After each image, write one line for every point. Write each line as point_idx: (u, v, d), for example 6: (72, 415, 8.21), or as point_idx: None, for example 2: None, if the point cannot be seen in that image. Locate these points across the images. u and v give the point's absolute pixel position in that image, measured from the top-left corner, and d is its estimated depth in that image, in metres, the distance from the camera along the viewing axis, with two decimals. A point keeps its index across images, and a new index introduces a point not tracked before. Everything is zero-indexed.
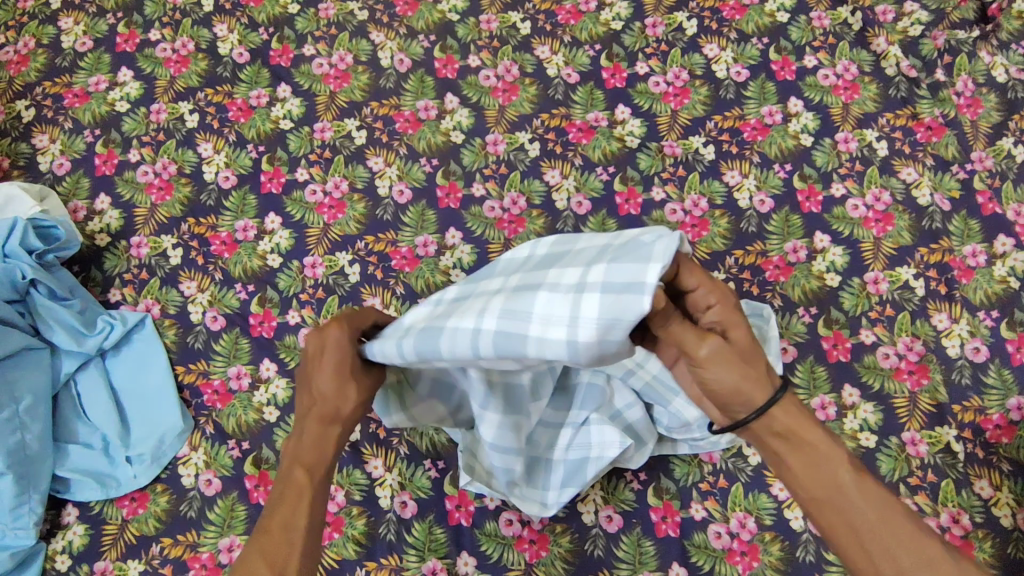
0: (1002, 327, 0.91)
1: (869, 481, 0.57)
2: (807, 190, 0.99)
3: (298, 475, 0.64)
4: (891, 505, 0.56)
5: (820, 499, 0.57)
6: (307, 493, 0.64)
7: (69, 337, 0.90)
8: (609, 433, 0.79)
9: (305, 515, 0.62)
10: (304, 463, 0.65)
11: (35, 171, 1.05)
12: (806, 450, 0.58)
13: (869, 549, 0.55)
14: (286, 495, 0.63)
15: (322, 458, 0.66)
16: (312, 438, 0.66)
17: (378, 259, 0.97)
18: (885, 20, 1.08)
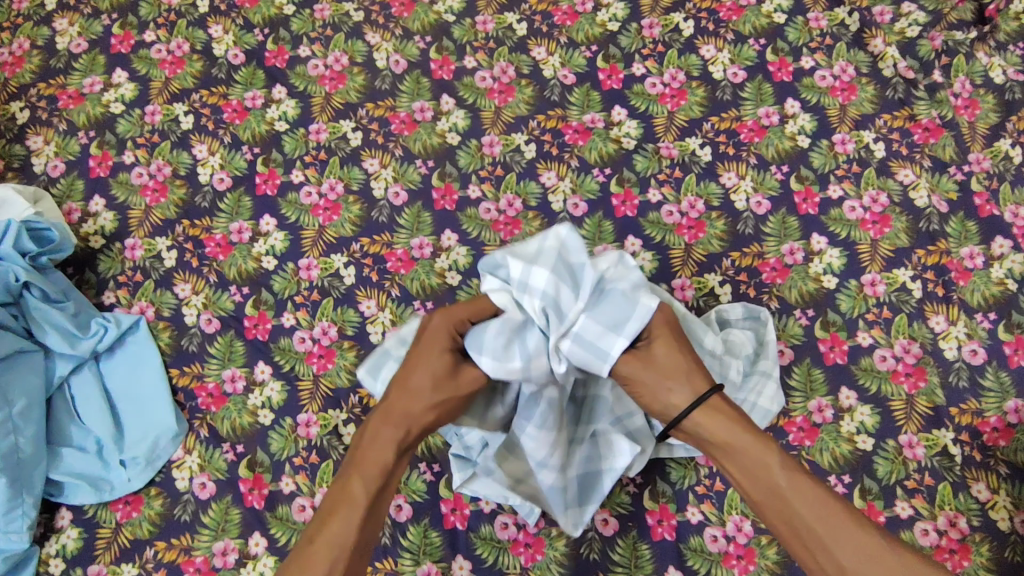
0: (999, 329, 0.91)
1: (806, 482, 0.61)
2: (804, 192, 0.99)
3: (356, 483, 0.64)
4: (828, 503, 0.60)
5: (761, 503, 0.62)
6: (362, 504, 0.63)
7: (62, 340, 0.90)
8: (619, 445, 0.80)
9: (354, 529, 0.62)
10: (363, 471, 0.65)
11: (29, 172, 1.04)
12: (741, 458, 0.63)
13: (808, 546, 0.60)
14: (337, 504, 0.63)
15: (385, 464, 0.65)
16: (375, 440, 0.66)
17: (373, 261, 0.97)
18: (882, 20, 1.08)
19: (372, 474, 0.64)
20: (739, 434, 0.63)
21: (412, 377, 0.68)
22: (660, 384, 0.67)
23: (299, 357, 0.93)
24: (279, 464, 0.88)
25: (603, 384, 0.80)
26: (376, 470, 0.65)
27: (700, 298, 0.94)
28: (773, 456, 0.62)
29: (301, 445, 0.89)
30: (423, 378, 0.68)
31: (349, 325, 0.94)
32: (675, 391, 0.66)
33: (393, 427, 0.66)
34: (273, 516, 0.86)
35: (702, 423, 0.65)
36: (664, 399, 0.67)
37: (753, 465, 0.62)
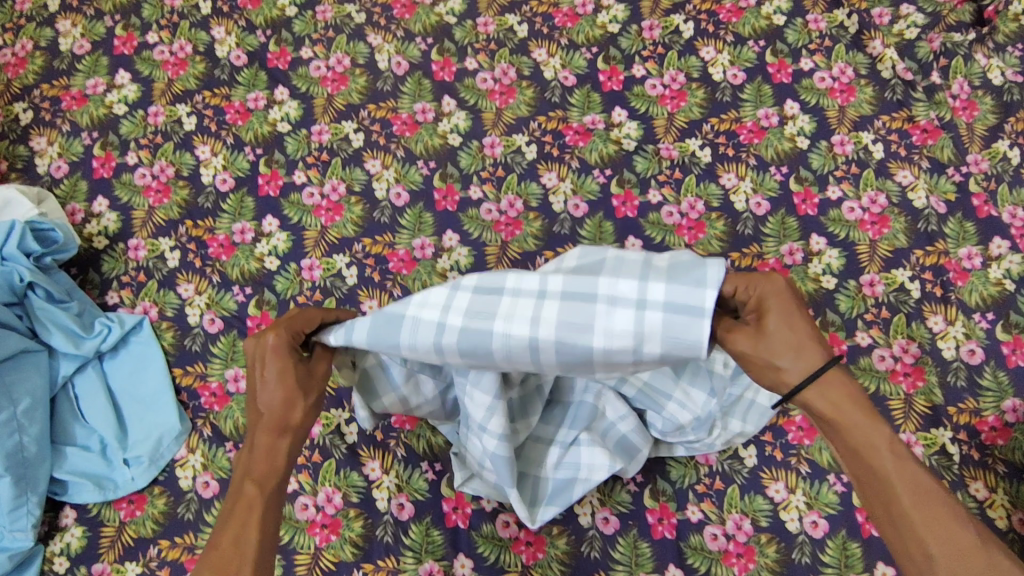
0: (997, 329, 0.91)
1: (912, 466, 0.55)
2: (804, 192, 0.99)
3: (249, 488, 0.61)
4: (931, 493, 0.54)
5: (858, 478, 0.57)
6: (258, 507, 0.61)
7: (66, 340, 0.90)
8: (599, 457, 0.81)
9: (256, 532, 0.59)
10: (259, 480, 0.62)
11: (33, 173, 1.05)
12: (847, 432, 0.57)
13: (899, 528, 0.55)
14: (234, 513, 0.60)
15: (278, 471, 0.63)
16: (269, 452, 0.63)
17: (375, 262, 0.97)
18: (880, 23, 1.08)
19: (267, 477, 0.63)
20: (849, 405, 0.57)
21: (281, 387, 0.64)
22: (785, 354, 0.57)
23: None
24: None
25: (588, 391, 0.82)
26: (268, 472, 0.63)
27: None
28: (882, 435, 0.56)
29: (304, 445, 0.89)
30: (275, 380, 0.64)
31: None
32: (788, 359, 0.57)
33: (273, 434, 0.64)
34: None
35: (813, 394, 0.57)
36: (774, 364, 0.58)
37: (857, 443, 0.56)
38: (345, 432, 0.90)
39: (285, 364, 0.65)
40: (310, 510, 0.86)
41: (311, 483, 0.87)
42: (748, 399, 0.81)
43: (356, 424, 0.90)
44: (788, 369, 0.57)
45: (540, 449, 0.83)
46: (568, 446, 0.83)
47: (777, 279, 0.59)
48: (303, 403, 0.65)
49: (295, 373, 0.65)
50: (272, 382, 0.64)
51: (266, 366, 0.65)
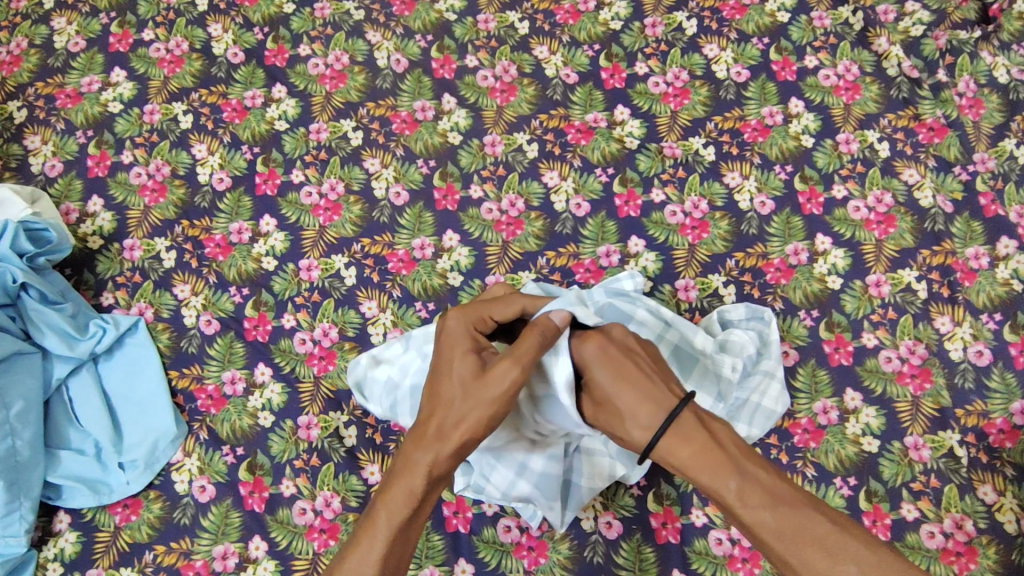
0: (1005, 330, 0.90)
1: (760, 493, 0.57)
2: (808, 192, 0.98)
3: (376, 509, 0.62)
4: (787, 511, 0.56)
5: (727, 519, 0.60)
6: (384, 531, 0.61)
7: (60, 342, 0.89)
8: (602, 464, 0.81)
9: (378, 552, 0.61)
10: (388, 496, 0.63)
11: (27, 172, 1.03)
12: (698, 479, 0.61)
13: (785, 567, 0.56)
14: (361, 530, 0.62)
15: (414, 490, 0.62)
16: (404, 463, 0.63)
17: (374, 262, 0.96)
18: (886, 19, 1.07)
19: (400, 503, 0.62)
20: (690, 450, 0.61)
21: (447, 385, 0.66)
22: (626, 404, 0.66)
23: (300, 359, 0.92)
24: (279, 466, 0.87)
25: None
26: (403, 496, 0.62)
27: (704, 299, 0.93)
28: (724, 468, 0.60)
29: (302, 448, 0.88)
30: (453, 390, 0.65)
31: (350, 326, 0.93)
32: (644, 410, 0.64)
33: (420, 448, 0.63)
34: (274, 520, 0.85)
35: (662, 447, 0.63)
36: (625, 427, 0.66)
37: (706, 480, 0.60)
38: (343, 434, 0.88)
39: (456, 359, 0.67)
40: (308, 514, 0.85)
41: (309, 486, 0.86)
42: (754, 402, 0.84)
43: (354, 426, 0.89)
44: (643, 416, 0.64)
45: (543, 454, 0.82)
46: (571, 453, 0.82)
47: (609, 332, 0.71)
48: (497, 388, 0.64)
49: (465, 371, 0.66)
50: (450, 379, 0.66)
51: (448, 363, 0.67)
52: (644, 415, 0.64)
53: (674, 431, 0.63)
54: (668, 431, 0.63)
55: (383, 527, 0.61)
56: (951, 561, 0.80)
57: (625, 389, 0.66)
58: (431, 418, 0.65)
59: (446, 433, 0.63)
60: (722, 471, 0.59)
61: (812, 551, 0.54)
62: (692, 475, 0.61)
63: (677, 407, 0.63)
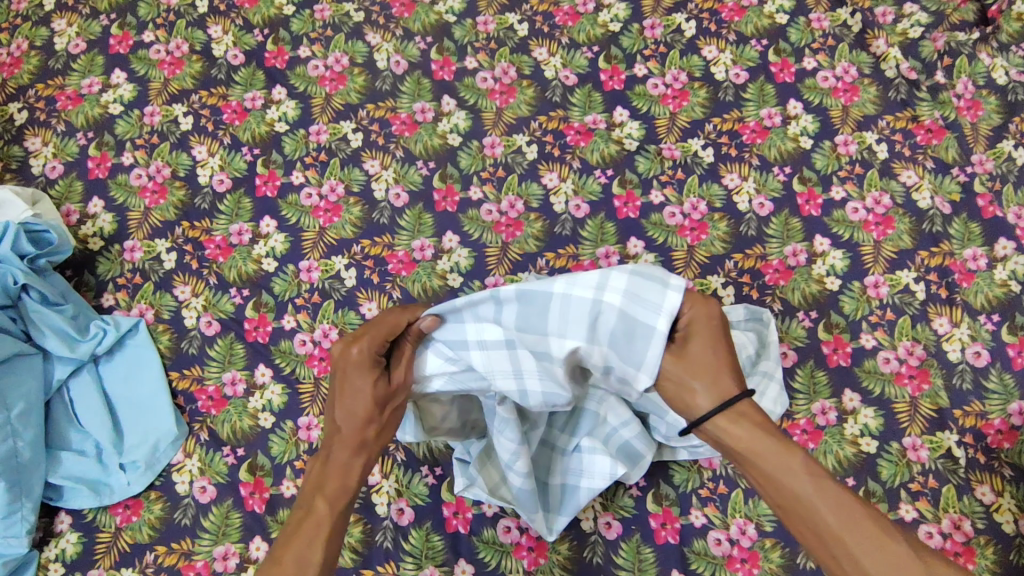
0: (1003, 331, 0.90)
1: (835, 490, 0.59)
2: (807, 193, 0.98)
3: (319, 506, 0.64)
4: (858, 512, 0.58)
5: (782, 506, 0.61)
6: (326, 524, 0.63)
7: (61, 344, 0.89)
8: (601, 464, 0.80)
9: (320, 548, 0.61)
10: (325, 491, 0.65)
11: (28, 174, 1.04)
12: (763, 465, 0.61)
13: (839, 558, 0.57)
14: (303, 527, 0.62)
15: (348, 485, 0.66)
16: (335, 466, 0.66)
17: (374, 263, 0.96)
18: (884, 21, 1.07)
19: (337, 496, 0.65)
20: (762, 437, 0.62)
21: (353, 400, 0.67)
22: (700, 381, 0.64)
23: (300, 360, 0.92)
24: (280, 468, 0.88)
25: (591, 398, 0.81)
26: (340, 491, 0.65)
27: None
28: (797, 461, 0.60)
29: (302, 449, 0.88)
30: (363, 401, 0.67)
31: (351, 327, 0.93)
32: (696, 390, 0.64)
33: (349, 450, 0.66)
34: (274, 520, 0.85)
35: (722, 430, 0.63)
36: (691, 396, 0.64)
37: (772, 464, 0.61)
38: None
39: (363, 380, 0.67)
40: None
41: None
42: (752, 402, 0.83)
43: None
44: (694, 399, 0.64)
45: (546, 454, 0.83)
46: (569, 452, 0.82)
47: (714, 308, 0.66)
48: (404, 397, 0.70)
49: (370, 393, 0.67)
50: (351, 398, 0.67)
51: (353, 385, 0.67)
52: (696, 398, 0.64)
53: (727, 415, 0.63)
54: (721, 414, 0.63)
55: (326, 519, 0.63)
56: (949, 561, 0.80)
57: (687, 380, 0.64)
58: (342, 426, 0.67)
59: (367, 438, 0.67)
60: (792, 455, 0.60)
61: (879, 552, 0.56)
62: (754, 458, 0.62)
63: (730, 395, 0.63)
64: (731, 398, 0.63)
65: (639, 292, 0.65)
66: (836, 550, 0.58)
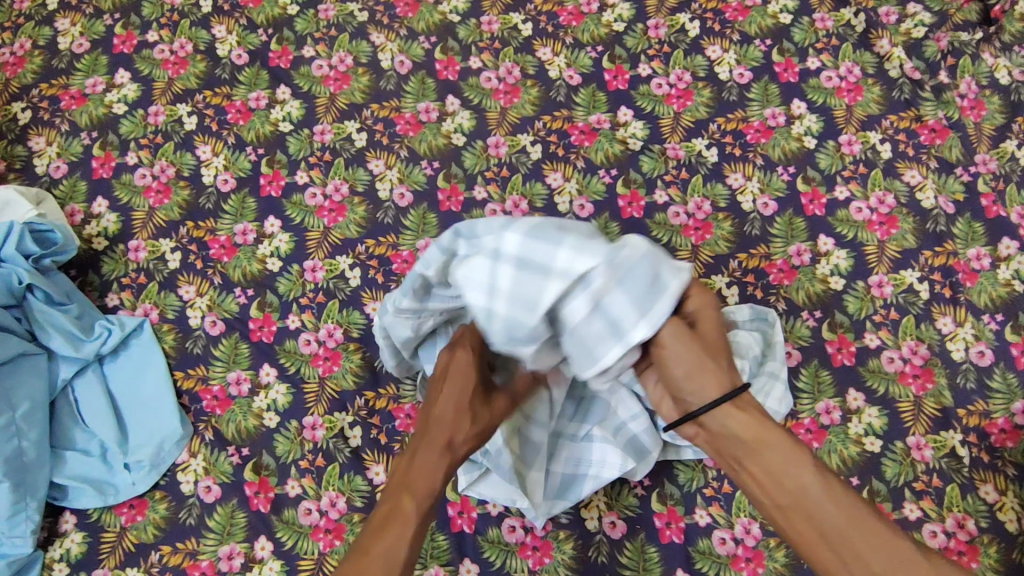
0: (1006, 330, 0.91)
1: (843, 493, 0.62)
2: (811, 193, 0.98)
3: (405, 505, 0.65)
4: (861, 514, 0.61)
5: (787, 505, 0.63)
6: (413, 524, 0.65)
7: (66, 343, 0.89)
8: (610, 454, 0.81)
9: (407, 543, 0.64)
10: (412, 490, 0.66)
11: (31, 173, 1.04)
12: (770, 460, 0.64)
13: (844, 560, 0.61)
14: (389, 520, 0.65)
15: (433, 488, 0.67)
16: (424, 468, 0.67)
17: (379, 263, 0.96)
18: (888, 21, 1.08)
19: (424, 496, 0.66)
20: (770, 431, 0.65)
21: (441, 408, 0.69)
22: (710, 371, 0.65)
23: (304, 360, 0.92)
24: (284, 467, 0.88)
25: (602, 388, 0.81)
26: (426, 493, 0.66)
27: None
28: (807, 460, 0.63)
29: (307, 448, 0.88)
30: (452, 409, 0.69)
31: (355, 327, 0.93)
32: (708, 385, 0.65)
33: (436, 452, 0.68)
34: (280, 520, 0.85)
35: (723, 422, 0.65)
36: (694, 394, 0.66)
37: (782, 463, 0.64)
38: (348, 435, 0.89)
39: (462, 390, 0.69)
40: (313, 514, 0.85)
41: (315, 487, 0.86)
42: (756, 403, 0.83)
43: (359, 427, 0.89)
44: (707, 388, 0.65)
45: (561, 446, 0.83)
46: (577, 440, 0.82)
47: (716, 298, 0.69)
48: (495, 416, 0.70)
49: (468, 401, 0.69)
50: (440, 410, 0.69)
51: (448, 394, 0.69)
52: (704, 387, 0.65)
53: (732, 408, 0.65)
54: (724, 407, 0.65)
55: (413, 516, 0.65)
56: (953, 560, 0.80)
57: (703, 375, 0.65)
58: (437, 429, 0.68)
59: (455, 448, 0.68)
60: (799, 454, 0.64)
61: (882, 550, 0.60)
62: (761, 454, 0.64)
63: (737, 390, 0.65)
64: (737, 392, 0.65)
65: (657, 268, 0.62)
66: (841, 549, 0.61)
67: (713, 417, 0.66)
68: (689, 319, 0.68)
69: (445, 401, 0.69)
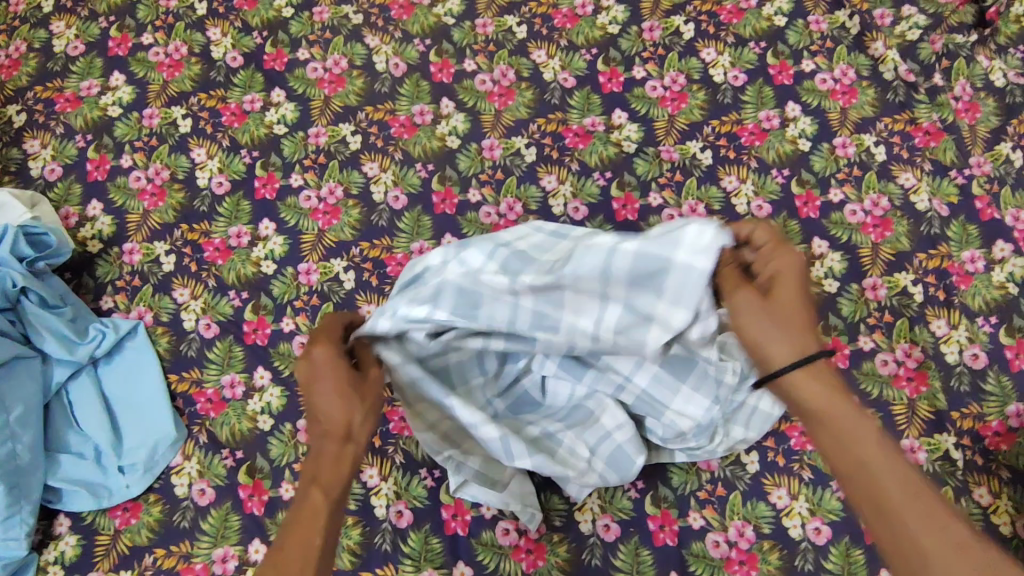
0: (1000, 333, 0.91)
1: (902, 463, 0.60)
2: (805, 195, 0.98)
3: (314, 495, 0.64)
4: (916, 485, 0.58)
5: (841, 468, 0.62)
6: (324, 513, 0.64)
7: (60, 346, 0.89)
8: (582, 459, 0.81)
9: (320, 536, 0.62)
10: (321, 482, 0.65)
11: (26, 176, 1.04)
12: (838, 426, 0.63)
13: (890, 525, 0.58)
14: (302, 516, 0.63)
15: (342, 479, 0.66)
16: (323, 455, 0.66)
17: (373, 266, 0.96)
18: (882, 24, 1.08)
19: (332, 483, 0.65)
20: (838, 403, 0.63)
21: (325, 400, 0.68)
22: (775, 324, 0.66)
23: None
24: (278, 470, 0.88)
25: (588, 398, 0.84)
26: (335, 480, 0.65)
27: None
28: (872, 430, 0.61)
29: (301, 451, 0.88)
30: (332, 396, 0.68)
31: None
32: (782, 337, 0.66)
33: (335, 441, 0.67)
34: (273, 523, 0.85)
35: (796, 387, 0.65)
36: (769, 350, 0.66)
37: (846, 428, 0.62)
38: None
39: (329, 383, 0.69)
40: None
41: None
42: (751, 405, 0.83)
43: None
44: (778, 345, 0.66)
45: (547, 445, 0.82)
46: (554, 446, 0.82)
47: (796, 256, 0.69)
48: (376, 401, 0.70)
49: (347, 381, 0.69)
50: (329, 398, 0.68)
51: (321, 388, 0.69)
52: (778, 344, 0.66)
53: (804, 372, 0.65)
54: (805, 370, 0.65)
55: (322, 505, 0.64)
56: None
57: (785, 330, 0.65)
58: (330, 420, 0.67)
59: (354, 434, 0.67)
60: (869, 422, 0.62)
61: (930, 523, 0.56)
62: (829, 417, 0.63)
63: (818, 353, 0.65)
64: (812, 355, 0.65)
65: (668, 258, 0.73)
66: (889, 520, 0.58)
67: (787, 381, 0.65)
68: (771, 283, 0.68)
69: (327, 394, 0.68)
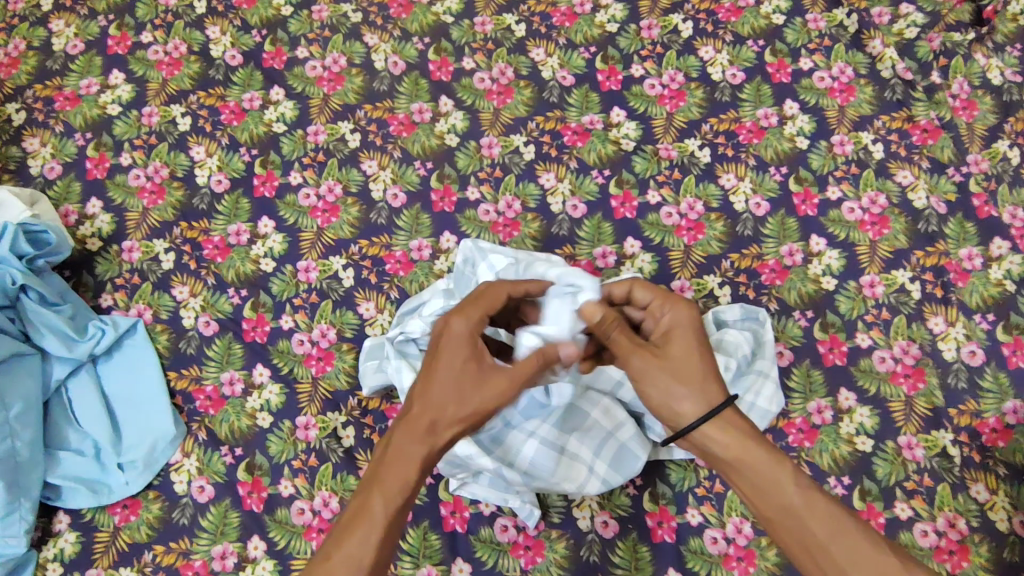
0: (998, 330, 0.91)
1: (820, 500, 0.62)
2: (803, 193, 0.99)
3: (375, 502, 0.62)
4: (841, 522, 0.61)
5: (771, 519, 0.63)
6: (382, 521, 0.62)
7: (60, 344, 0.89)
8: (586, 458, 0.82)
9: (372, 548, 0.61)
10: (385, 487, 0.63)
11: (26, 174, 1.04)
12: (752, 475, 0.63)
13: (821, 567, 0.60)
14: (356, 518, 0.62)
15: (409, 480, 0.63)
16: (398, 454, 0.63)
17: (372, 263, 0.96)
18: (880, 21, 1.08)
19: (395, 492, 0.63)
20: (752, 451, 0.64)
21: (433, 385, 0.65)
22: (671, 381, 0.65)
23: (298, 360, 0.93)
24: (278, 467, 0.88)
25: (589, 399, 0.85)
26: (398, 485, 0.63)
27: (700, 300, 0.94)
28: (786, 473, 0.63)
29: (300, 448, 0.88)
30: (446, 381, 0.65)
31: (348, 327, 0.94)
32: (685, 397, 0.65)
33: (417, 438, 0.64)
34: (273, 520, 0.85)
35: (710, 443, 0.65)
36: (679, 401, 0.65)
37: (763, 477, 0.63)
38: (341, 435, 0.89)
39: (458, 357, 0.66)
40: (307, 514, 0.85)
41: (308, 487, 0.87)
42: (748, 401, 0.84)
43: (352, 427, 0.89)
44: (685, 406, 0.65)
45: (549, 455, 0.82)
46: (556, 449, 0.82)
47: (686, 308, 0.69)
48: (491, 394, 0.65)
49: (463, 365, 0.65)
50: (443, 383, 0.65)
51: (445, 359, 0.66)
52: (679, 402, 0.65)
53: (712, 424, 0.65)
54: (709, 423, 0.65)
55: (381, 516, 0.62)
56: (944, 559, 0.80)
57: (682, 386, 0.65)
58: (423, 411, 0.65)
59: (439, 429, 0.64)
60: (779, 461, 0.63)
61: (849, 541, 0.60)
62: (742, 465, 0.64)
63: (719, 405, 0.65)
64: (716, 408, 0.64)
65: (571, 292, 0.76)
66: (817, 558, 0.61)
67: (697, 435, 0.65)
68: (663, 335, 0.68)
69: (444, 377, 0.65)
